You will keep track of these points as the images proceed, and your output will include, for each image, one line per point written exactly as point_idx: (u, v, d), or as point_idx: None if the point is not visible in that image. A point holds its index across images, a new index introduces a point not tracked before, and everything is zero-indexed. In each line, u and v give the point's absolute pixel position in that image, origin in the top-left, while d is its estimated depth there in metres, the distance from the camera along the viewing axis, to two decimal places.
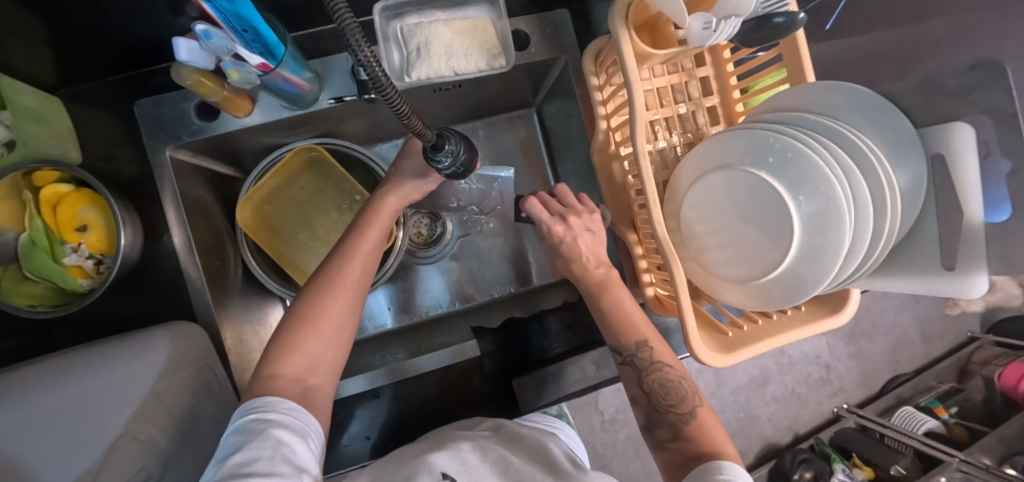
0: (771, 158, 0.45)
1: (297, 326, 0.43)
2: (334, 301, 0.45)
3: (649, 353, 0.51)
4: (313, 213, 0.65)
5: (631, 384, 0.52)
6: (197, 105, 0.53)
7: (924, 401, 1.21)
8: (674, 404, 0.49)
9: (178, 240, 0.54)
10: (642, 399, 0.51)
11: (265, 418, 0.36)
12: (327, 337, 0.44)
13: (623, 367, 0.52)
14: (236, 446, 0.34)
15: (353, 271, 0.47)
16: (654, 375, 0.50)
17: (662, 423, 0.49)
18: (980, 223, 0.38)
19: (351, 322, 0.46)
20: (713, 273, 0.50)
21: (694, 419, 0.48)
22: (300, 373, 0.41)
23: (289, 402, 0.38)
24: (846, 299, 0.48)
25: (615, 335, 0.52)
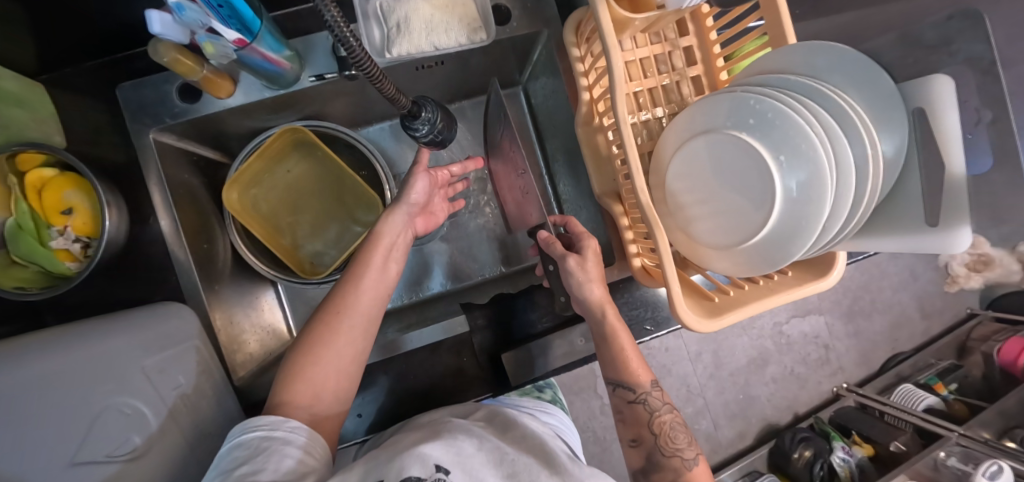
0: (752, 120, 0.45)
1: (308, 353, 0.46)
2: (343, 331, 0.47)
3: (659, 395, 0.56)
4: (301, 197, 0.66)
5: (637, 426, 0.56)
6: (179, 87, 0.53)
7: (923, 378, 1.21)
8: (681, 449, 0.54)
9: (165, 223, 0.54)
10: (649, 441, 0.55)
11: (270, 436, 0.39)
12: (335, 365, 0.46)
13: (635, 406, 0.56)
14: (243, 460, 0.37)
15: (365, 302, 0.48)
16: (666, 421, 0.55)
17: (663, 467, 0.54)
18: (962, 179, 0.38)
19: (358, 349, 0.48)
20: (699, 240, 0.50)
21: (696, 467, 0.53)
22: (307, 401, 0.45)
23: (293, 421, 0.42)
24: (833, 262, 0.47)
25: (624, 375, 0.55)
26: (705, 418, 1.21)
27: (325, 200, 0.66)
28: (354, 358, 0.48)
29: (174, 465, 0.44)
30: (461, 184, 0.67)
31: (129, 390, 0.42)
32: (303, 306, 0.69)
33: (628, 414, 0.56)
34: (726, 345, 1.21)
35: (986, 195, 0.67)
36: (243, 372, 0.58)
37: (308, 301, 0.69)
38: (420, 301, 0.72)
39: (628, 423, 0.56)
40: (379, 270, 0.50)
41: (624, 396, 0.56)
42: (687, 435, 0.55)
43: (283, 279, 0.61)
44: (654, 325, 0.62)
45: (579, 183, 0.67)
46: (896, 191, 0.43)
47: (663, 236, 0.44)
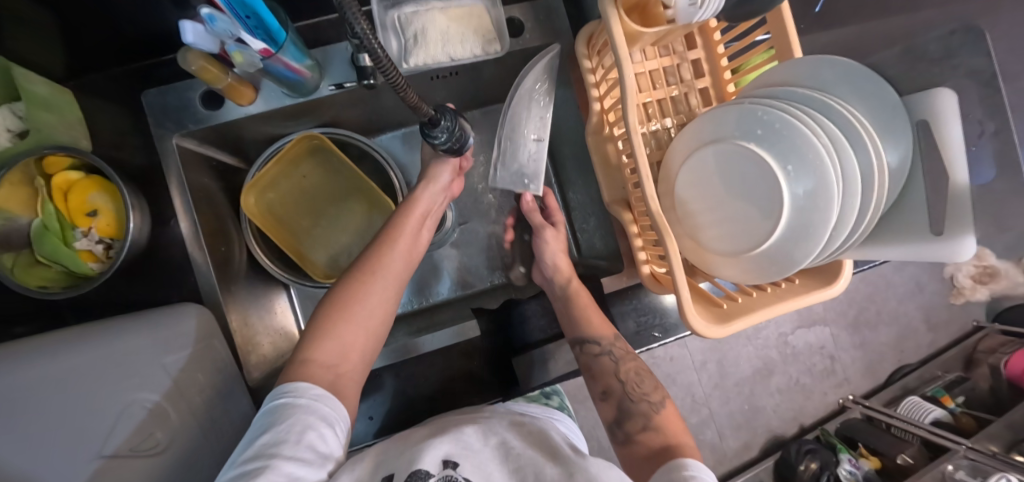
0: (760, 130, 0.46)
1: (335, 313, 0.47)
2: (374, 289, 0.48)
3: (623, 347, 0.57)
4: (315, 201, 0.67)
5: (606, 377, 0.55)
6: (202, 94, 0.55)
7: (929, 391, 1.21)
8: (648, 394, 0.53)
9: (185, 226, 0.56)
10: (618, 390, 0.54)
11: (294, 403, 0.38)
12: (362, 324, 0.47)
13: (601, 358, 0.56)
14: (267, 428, 0.36)
15: (395, 264, 0.51)
16: (631, 368, 0.55)
17: (634, 415, 0.51)
18: (966, 187, 0.39)
19: (384, 312, 0.49)
20: (707, 247, 0.51)
21: (664, 409, 0.52)
22: (333, 361, 0.44)
23: (317, 387, 0.41)
24: (840, 269, 0.48)
25: (589, 330, 0.58)
26: (709, 428, 1.21)
27: (340, 202, 0.68)
28: (381, 321, 0.49)
29: (191, 462, 0.45)
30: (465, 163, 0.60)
31: (151, 386, 0.43)
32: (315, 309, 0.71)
33: (596, 368, 0.56)
34: (731, 355, 1.22)
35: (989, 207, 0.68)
36: (257, 373, 0.58)
37: None
38: (426, 308, 0.73)
39: (597, 377, 0.56)
40: (412, 233, 0.54)
41: (589, 349, 0.57)
42: (654, 382, 0.55)
43: (296, 283, 0.62)
44: (661, 333, 0.62)
45: (588, 191, 0.69)
46: (900, 202, 0.44)
47: (672, 240, 0.46)
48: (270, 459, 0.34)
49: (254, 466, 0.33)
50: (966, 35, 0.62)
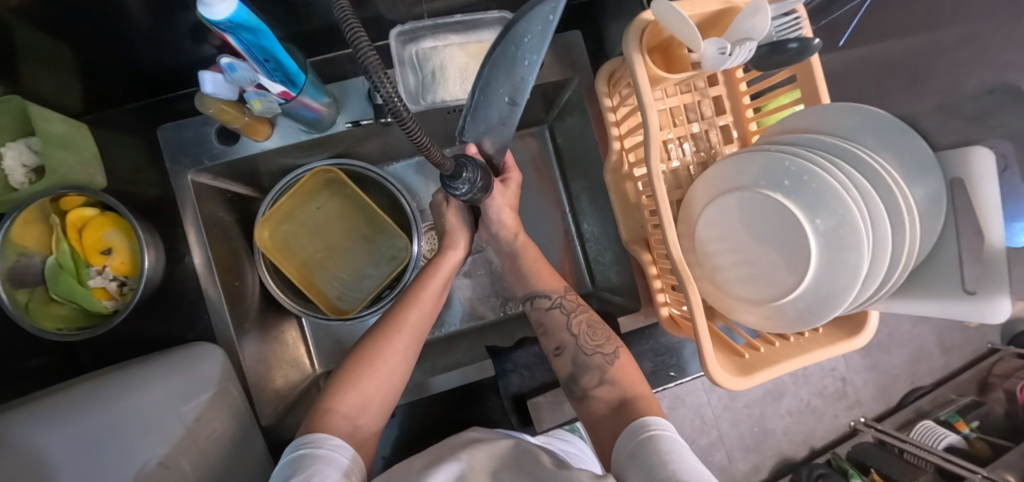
0: (787, 181, 0.45)
1: (359, 364, 0.47)
2: (398, 343, 0.49)
3: (575, 298, 0.58)
4: (329, 231, 0.66)
5: (559, 333, 0.55)
6: (218, 130, 0.55)
7: (944, 415, 1.21)
8: (600, 346, 0.53)
9: (199, 261, 0.55)
10: (570, 344, 0.54)
11: (314, 452, 0.37)
12: (382, 377, 0.47)
13: (552, 312, 0.57)
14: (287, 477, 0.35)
15: (417, 320, 0.51)
16: (582, 319, 0.55)
17: (589, 368, 0.51)
18: (1001, 248, 0.37)
19: (404, 366, 0.49)
20: (729, 294, 0.50)
21: (617, 360, 0.51)
22: (354, 413, 0.44)
23: (335, 438, 0.40)
24: (867, 319, 0.47)
25: (539, 284, 0.59)
26: (719, 451, 1.20)
27: (353, 234, 0.67)
28: (400, 376, 0.49)
29: None
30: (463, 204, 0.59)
31: (166, 440, 0.43)
32: (328, 339, 0.70)
33: (549, 323, 0.57)
34: None
35: None
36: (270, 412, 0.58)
37: (332, 334, 0.71)
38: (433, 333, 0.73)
39: (548, 333, 0.56)
40: (435, 290, 0.54)
41: (541, 305, 0.58)
42: (607, 331, 0.55)
43: (308, 316, 0.61)
44: (677, 372, 0.61)
45: (603, 225, 0.68)
46: (931, 255, 0.43)
47: (695, 293, 0.45)
48: None
49: None
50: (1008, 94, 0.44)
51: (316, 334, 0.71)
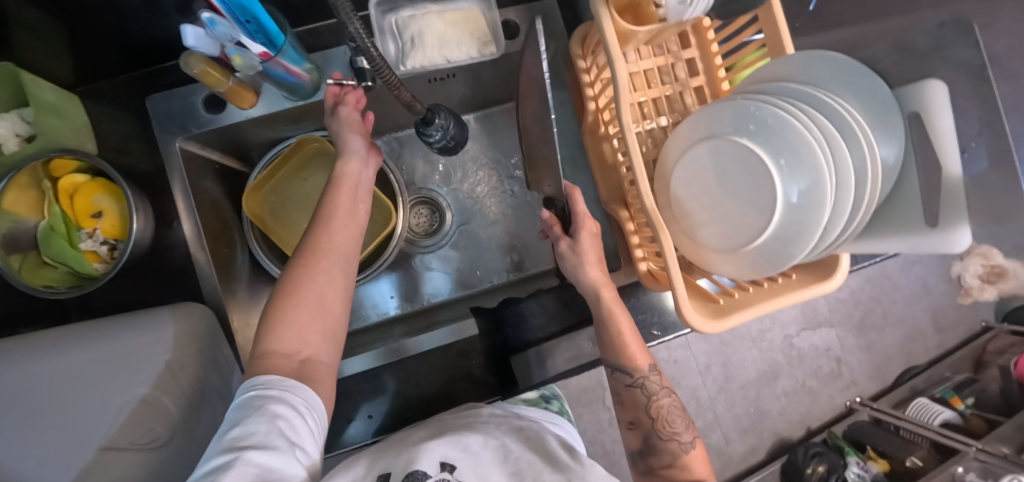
0: (752, 125, 0.46)
1: (284, 300, 0.43)
2: (314, 267, 0.44)
3: (657, 377, 0.57)
4: (316, 205, 0.66)
5: (634, 409, 0.57)
6: (204, 98, 0.56)
7: (939, 392, 1.27)
8: (678, 432, 0.54)
9: (188, 227, 0.57)
10: (645, 424, 0.55)
11: (264, 395, 0.37)
12: (314, 307, 0.44)
13: (632, 390, 0.57)
14: (238, 420, 0.35)
15: (337, 239, 0.47)
16: (664, 404, 0.55)
17: (660, 451, 0.54)
18: (958, 177, 0.39)
19: (339, 292, 0.46)
20: (703, 244, 0.51)
21: (693, 449, 0.53)
22: (294, 348, 0.42)
23: (289, 379, 0.39)
24: (837, 263, 0.47)
25: (622, 360, 0.56)
26: (714, 432, 1.29)
27: None
28: (336, 300, 0.45)
29: None
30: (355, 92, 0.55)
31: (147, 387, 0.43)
32: None
33: (625, 396, 0.58)
34: (735, 358, 1.30)
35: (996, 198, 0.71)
36: None
37: None
38: (423, 311, 0.73)
39: (624, 405, 0.58)
40: (349, 204, 0.50)
41: (621, 379, 0.57)
42: (684, 419, 0.55)
43: None
44: (660, 330, 0.63)
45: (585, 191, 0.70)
46: (893, 193, 0.44)
47: (664, 235, 0.46)
48: (240, 450, 0.32)
49: (223, 457, 0.31)
50: (955, 30, 0.63)
51: None
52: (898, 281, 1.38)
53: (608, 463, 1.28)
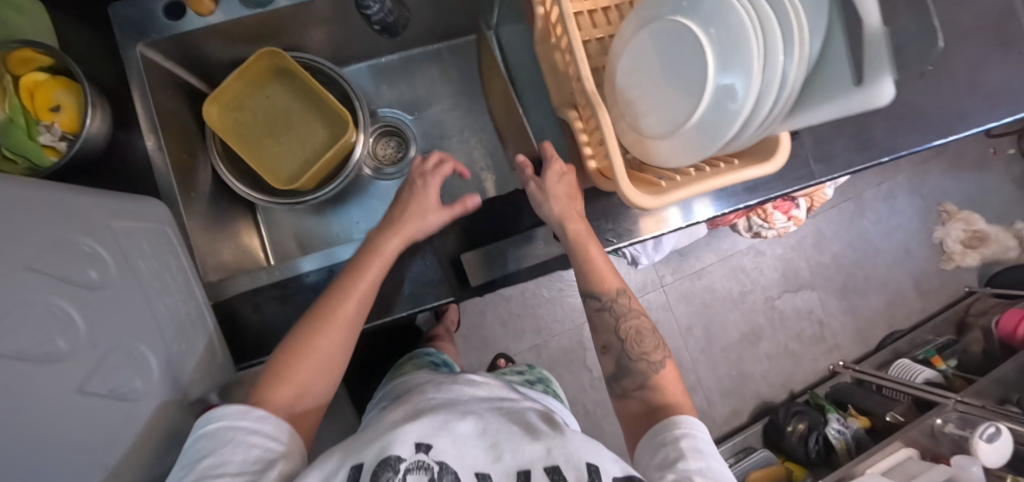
0: (685, 4, 0.48)
1: (289, 356, 0.49)
2: (332, 336, 0.51)
3: (626, 300, 0.60)
4: (280, 122, 0.68)
5: (605, 334, 0.60)
6: (164, 5, 0.57)
7: (920, 353, 1.34)
8: (648, 353, 0.58)
9: (152, 144, 0.59)
10: (617, 346, 0.59)
11: (234, 424, 0.42)
12: (314, 369, 0.50)
13: (601, 313, 0.60)
14: (209, 449, 0.40)
15: (350, 312, 0.52)
16: (632, 325, 0.59)
17: (632, 372, 0.57)
18: (880, 27, 0.37)
19: (338, 355, 0.52)
20: (647, 134, 0.52)
21: (663, 368, 0.57)
22: (289, 400, 0.48)
23: (260, 410, 0.44)
24: (777, 144, 0.48)
25: (595, 285, 0.60)
26: (698, 394, 1.33)
27: (301, 117, 0.68)
28: (334, 361, 0.51)
29: None
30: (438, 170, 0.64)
31: None
32: (288, 235, 0.76)
33: (597, 322, 0.61)
34: (717, 320, 1.35)
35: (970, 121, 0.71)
36: (216, 275, 0.60)
37: (288, 231, 0.76)
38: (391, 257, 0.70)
39: (597, 331, 0.61)
40: (370, 283, 0.55)
41: (592, 306, 0.61)
42: (654, 338, 0.59)
43: (258, 197, 0.65)
44: (615, 237, 0.64)
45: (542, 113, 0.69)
46: (821, 61, 0.43)
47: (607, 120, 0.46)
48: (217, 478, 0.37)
49: None
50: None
51: (273, 231, 0.75)
52: (882, 246, 1.45)
53: (592, 425, 1.29)
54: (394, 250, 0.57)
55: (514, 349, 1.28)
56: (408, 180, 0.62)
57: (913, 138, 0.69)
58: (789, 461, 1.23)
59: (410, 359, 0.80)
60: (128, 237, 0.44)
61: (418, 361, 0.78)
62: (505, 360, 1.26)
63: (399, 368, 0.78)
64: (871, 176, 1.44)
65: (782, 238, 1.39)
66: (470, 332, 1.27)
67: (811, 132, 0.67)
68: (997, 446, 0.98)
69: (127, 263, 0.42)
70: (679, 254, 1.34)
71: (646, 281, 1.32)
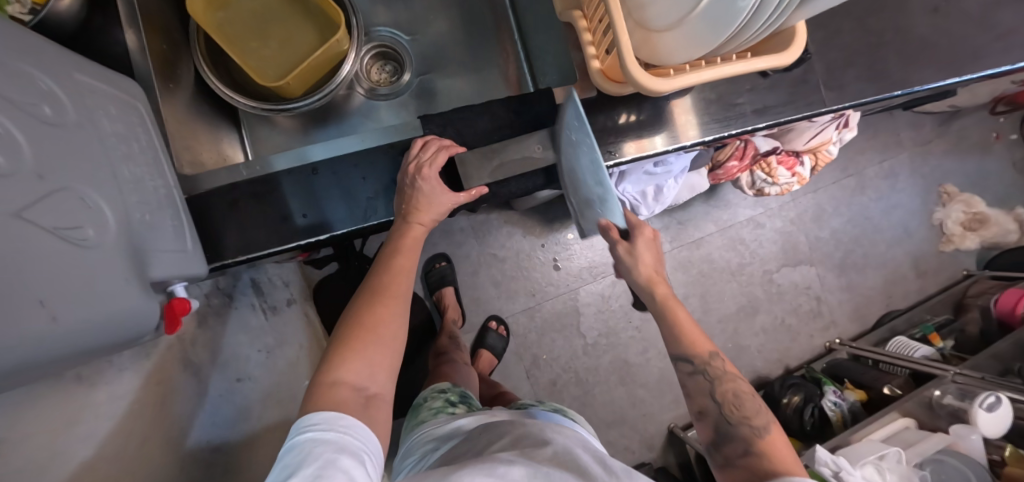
0: None
1: (358, 332, 0.49)
2: (389, 308, 0.52)
3: (720, 363, 0.59)
4: (267, 24, 0.65)
5: (700, 398, 0.59)
6: None
7: (919, 332, 1.30)
8: (750, 417, 0.56)
9: (130, 37, 0.53)
10: (713, 410, 0.58)
11: (323, 437, 0.40)
12: (384, 343, 0.50)
13: (694, 378, 0.59)
14: (301, 459, 0.38)
15: (402, 286, 0.55)
16: (728, 389, 0.58)
17: (734, 439, 0.55)
18: None
19: (401, 328, 0.52)
20: (653, 29, 0.47)
21: (768, 433, 0.54)
22: (364, 382, 0.47)
23: (347, 418, 0.42)
24: (795, 34, 0.47)
25: (685, 348, 0.60)
26: None
27: (289, 20, 0.66)
28: (397, 331, 0.52)
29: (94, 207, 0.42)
30: (439, 149, 0.56)
31: None
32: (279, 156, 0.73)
33: (689, 387, 0.60)
34: (714, 291, 1.33)
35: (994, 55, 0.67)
36: (189, 172, 0.59)
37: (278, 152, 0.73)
38: (379, 230, 0.66)
39: (691, 396, 0.60)
40: (409, 259, 0.57)
41: (683, 368, 0.60)
42: (754, 404, 0.57)
43: (239, 97, 0.60)
44: (615, 150, 0.61)
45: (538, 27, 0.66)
46: None
47: (616, 9, 0.42)
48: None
49: None
50: None
51: (259, 150, 0.73)
52: (882, 224, 1.43)
53: (585, 392, 1.27)
54: (422, 234, 0.58)
55: (507, 311, 1.26)
56: (404, 173, 0.54)
57: (924, 72, 0.66)
58: (783, 433, 1.21)
59: (427, 401, 0.75)
60: (93, 94, 0.41)
61: (435, 402, 0.72)
62: (498, 322, 1.23)
63: (415, 413, 0.73)
64: (873, 153, 1.42)
65: (783, 211, 1.37)
66: (463, 293, 1.24)
67: (822, 58, 0.64)
68: (998, 415, 0.95)
69: (88, 117, 0.39)
70: (678, 221, 1.31)
71: None
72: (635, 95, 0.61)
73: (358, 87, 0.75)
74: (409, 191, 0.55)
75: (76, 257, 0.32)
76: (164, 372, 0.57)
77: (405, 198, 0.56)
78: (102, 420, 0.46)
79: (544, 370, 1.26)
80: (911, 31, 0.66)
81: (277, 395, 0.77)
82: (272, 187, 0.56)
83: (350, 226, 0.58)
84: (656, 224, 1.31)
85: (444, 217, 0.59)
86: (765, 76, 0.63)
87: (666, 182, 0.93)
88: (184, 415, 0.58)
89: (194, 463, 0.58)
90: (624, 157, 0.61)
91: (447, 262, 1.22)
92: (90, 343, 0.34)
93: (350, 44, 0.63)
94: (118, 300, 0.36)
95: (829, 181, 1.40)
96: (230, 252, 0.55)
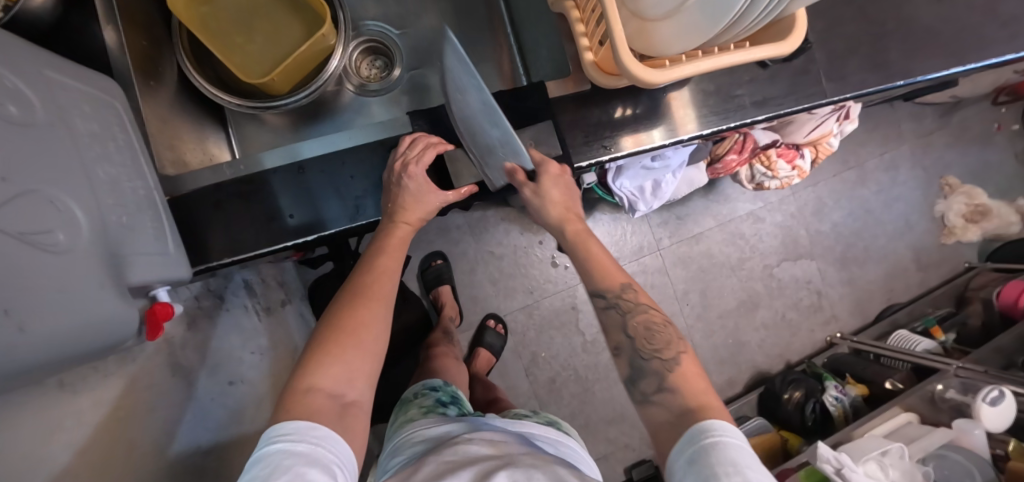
0: None
1: (339, 335, 0.48)
2: (372, 311, 0.51)
3: (633, 295, 0.56)
4: (254, 20, 0.64)
5: (615, 333, 0.56)
6: None
7: (921, 325, 1.28)
8: (659, 350, 0.53)
9: (109, 34, 0.52)
10: (627, 345, 0.54)
11: (293, 449, 0.39)
12: (364, 348, 0.48)
13: (608, 312, 0.57)
14: (268, 473, 0.37)
15: (386, 288, 0.54)
16: (641, 320, 0.55)
17: (648, 373, 0.52)
18: None
19: (383, 333, 0.51)
20: (647, 19, 0.45)
21: (679, 364, 0.52)
22: (342, 390, 0.46)
23: (321, 428, 0.41)
24: (794, 22, 0.45)
25: (599, 281, 0.58)
26: None
27: (275, 15, 0.64)
28: (379, 335, 0.50)
29: None
30: (429, 147, 0.54)
31: None
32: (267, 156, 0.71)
33: (606, 323, 0.57)
34: (714, 286, 1.32)
35: (1003, 42, 0.65)
36: (172, 172, 0.57)
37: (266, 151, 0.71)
38: (372, 229, 0.64)
39: (607, 330, 0.57)
40: (394, 260, 0.56)
41: (598, 304, 0.58)
42: (668, 332, 0.54)
43: (223, 94, 0.59)
44: (610, 145, 0.59)
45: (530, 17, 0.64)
46: None
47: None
48: None
49: None
50: None
51: (247, 148, 0.71)
52: (883, 218, 1.42)
53: (584, 389, 1.26)
54: (410, 234, 0.57)
55: (504, 309, 1.24)
56: (391, 170, 0.53)
57: (928, 61, 0.65)
58: (784, 429, 1.20)
59: (416, 398, 0.73)
60: (66, 93, 0.39)
61: (424, 400, 0.71)
62: (495, 321, 1.22)
63: (404, 410, 0.72)
64: (874, 145, 1.40)
65: (783, 205, 1.35)
66: (460, 291, 1.23)
67: (823, 48, 0.63)
68: (1002, 409, 0.94)
69: (60, 116, 0.37)
70: (677, 216, 1.30)
71: (642, 244, 1.29)
72: (631, 88, 0.59)
73: (347, 83, 0.73)
74: (395, 188, 0.54)
75: (46, 264, 0.31)
76: (149, 376, 0.56)
77: (393, 196, 0.55)
78: (83, 429, 0.45)
79: (543, 368, 1.25)
80: (914, 20, 0.64)
81: (267, 398, 0.75)
82: (258, 187, 0.55)
83: (341, 226, 0.57)
84: (653, 219, 1.29)
85: (434, 213, 0.58)
86: (765, 67, 0.61)
87: (664, 177, 0.92)
88: (171, 421, 0.57)
89: (183, 469, 0.57)
90: (620, 152, 0.59)
91: (444, 260, 1.21)
92: (62, 354, 0.33)
93: (337, 39, 0.61)
94: (93, 308, 0.35)
95: (830, 174, 1.38)
96: (215, 254, 0.54)
